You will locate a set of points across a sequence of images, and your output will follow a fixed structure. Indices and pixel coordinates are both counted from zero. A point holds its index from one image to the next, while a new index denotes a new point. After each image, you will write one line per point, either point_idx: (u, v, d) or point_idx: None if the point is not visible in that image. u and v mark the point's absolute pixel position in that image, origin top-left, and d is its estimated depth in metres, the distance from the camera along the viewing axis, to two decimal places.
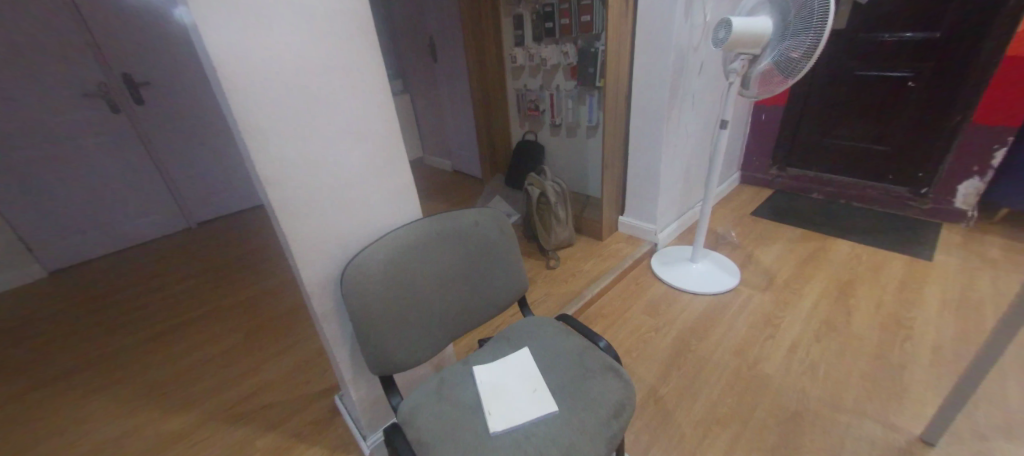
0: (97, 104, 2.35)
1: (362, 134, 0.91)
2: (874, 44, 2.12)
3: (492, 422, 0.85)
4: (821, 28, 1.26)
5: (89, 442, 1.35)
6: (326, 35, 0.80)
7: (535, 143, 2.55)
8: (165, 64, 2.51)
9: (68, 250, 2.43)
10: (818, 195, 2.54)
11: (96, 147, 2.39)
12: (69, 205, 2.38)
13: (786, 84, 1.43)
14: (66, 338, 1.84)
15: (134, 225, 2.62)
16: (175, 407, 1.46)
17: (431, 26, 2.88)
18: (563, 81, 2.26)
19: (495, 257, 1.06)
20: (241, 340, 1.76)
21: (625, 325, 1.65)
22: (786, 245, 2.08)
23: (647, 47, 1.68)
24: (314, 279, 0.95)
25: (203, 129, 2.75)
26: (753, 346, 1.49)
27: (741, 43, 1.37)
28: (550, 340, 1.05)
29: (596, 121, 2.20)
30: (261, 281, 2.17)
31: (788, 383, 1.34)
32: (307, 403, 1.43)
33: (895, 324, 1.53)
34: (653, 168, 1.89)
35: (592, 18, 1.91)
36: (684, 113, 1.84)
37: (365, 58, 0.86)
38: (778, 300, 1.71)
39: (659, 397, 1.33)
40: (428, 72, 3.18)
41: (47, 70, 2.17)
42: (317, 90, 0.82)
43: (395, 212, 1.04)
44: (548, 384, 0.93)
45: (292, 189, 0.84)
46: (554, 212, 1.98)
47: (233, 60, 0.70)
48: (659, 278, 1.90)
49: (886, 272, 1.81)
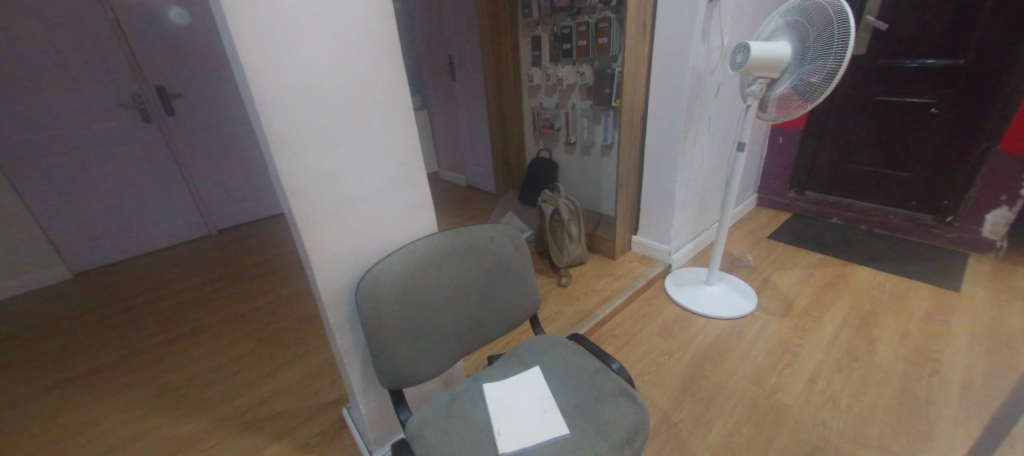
0: (132, 114, 2.47)
1: (385, 149, 0.94)
2: (894, 70, 2.11)
3: (501, 441, 0.84)
4: (841, 53, 1.26)
5: (104, 443, 1.37)
6: (355, 55, 0.83)
7: (549, 161, 2.57)
8: (196, 77, 2.63)
9: (94, 253, 2.52)
10: (838, 221, 2.48)
11: (128, 155, 2.50)
12: (98, 210, 2.48)
13: (804, 108, 1.42)
14: (82, 341, 1.88)
15: (158, 231, 2.71)
16: (186, 412, 1.47)
17: (451, 46, 2.97)
18: (578, 100, 2.29)
19: (507, 272, 1.06)
20: (255, 346, 1.79)
21: (638, 346, 1.62)
22: (804, 271, 2.03)
23: (664, 70, 1.70)
24: (330, 290, 0.96)
25: (228, 140, 2.84)
26: (770, 375, 1.44)
27: (759, 67, 1.37)
28: (561, 359, 1.03)
29: (611, 140, 2.22)
30: (277, 289, 2.22)
31: (808, 414, 1.29)
32: (316, 413, 1.43)
33: (921, 357, 1.48)
34: (668, 190, 1.88)
35: (609, 40, 1.95)
36: (699, 135, 1.84)
37: (389, 74, 0.89)
38: (797, 326, 1.67)
39: (672, 423, 1.30)
40: (447, 89, 3.27)
41: (87, 81, 2.30)
42: (343, 106, 0.85)
43: (412, 226, 1.05)
44: (560, 405, 0.92)
45: (314, 200, 0.87)
46: (567, 229, 1.98)
47: (266, 76, 0.74)
48: (673, 300, 1.87)
49: (911, 302, 1.76)
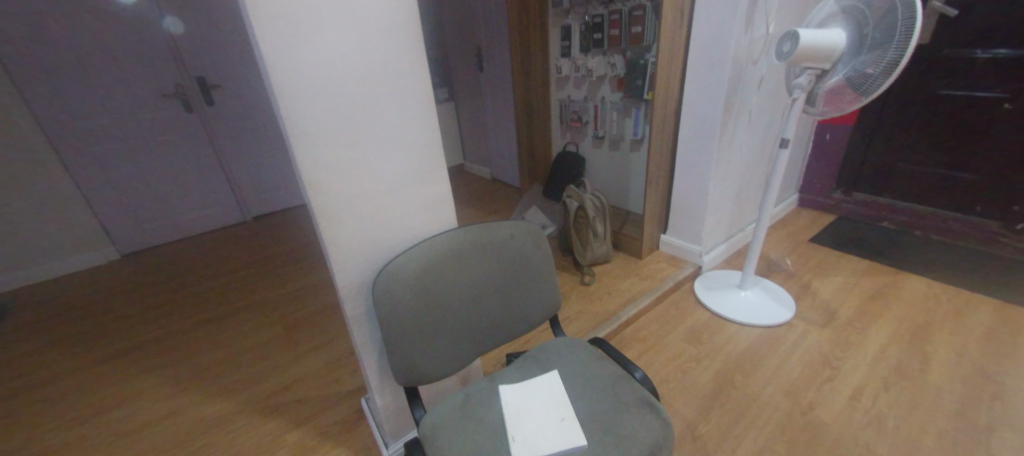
0: (175, 104, 2.57)
1: (405, 142, 0.91)
2: (963, 61, 1.91)
3: (514, 448, 0.81)
4: (905, 42, 1.13)
5: (141, 418, 1.44)
6: (377, 45, 0.81)
7: (576, 155, 2.50)
8: (233, 68, 2.71)
9: (139, 236, 2.66)
10: (890, 224, 2.28)
11: (171, 143, 2.61)
12: (142, 195, 2.60)
13: (858, 102, 1.30)
14: (122, 320, 1.98)
15: (196, 216, 2.83)
16: (216, 393, 1.53)
17: (479, 36, 2.93)
18: (608, 92, 2.21)
19: (527, 271, 1.02)
20: (281, 332, 1.84)
21: (663, 351, 1.55)
22: (848, 278, 1.89)
23: (702, 61, 1.59)
24: (348, 282, 0.95)
25: (260, 130, 2.92)
26: (808, 389, 1.35)
27: (808, 56, 1.25)
28: (581, 364, 0.99)
29: (642, 134, 2.13)
30: (303, 277, 2.27)
31: (849, 434, 1.20)
32: (335, 401, 1.45)
33: (980, 378, 1.34)
34: (701, 188, 1.79)
35: (643, 29, 1.85)
36: (738, 130, 1.73)
37: (411, 64, 0.86)
38: (839, 337, 1.55)
39: (697, 435, 1.23)
40: (474, 81, 3.23)
41: (133, 72, 2.41)
42: (364, 97, 0.82)
43: (432, 221, 1.03)
44: (578, 413, 0.88)
45: (334, 193, 0.85)
46: (592, 226, 1.91)
47: (285, 64, 0.72)
48: (702, 304, 1.78)
49: (971, 317, 1.60)
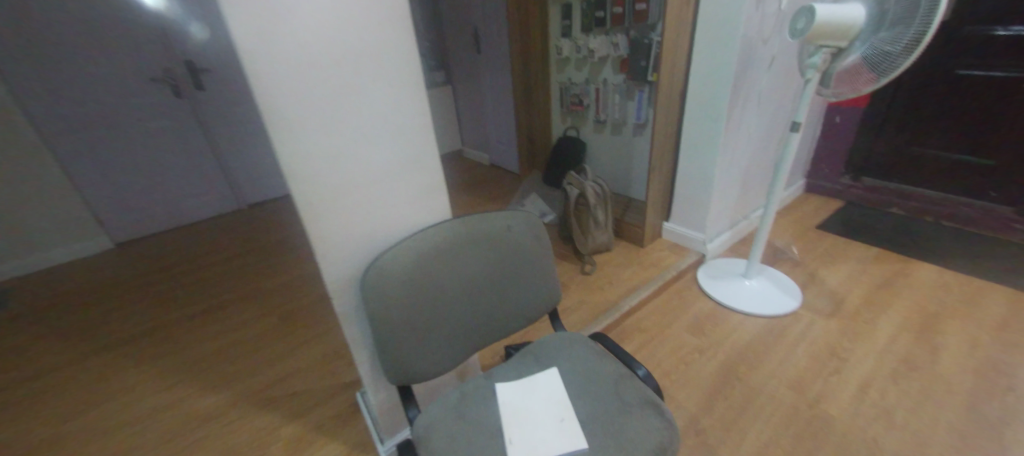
0: (164, 89, 2.48)
1: (395, 128, 0.85)
2: (983, 39, 1.83)
3: (512, 451, 0.77)
4: (929, 17, 1.05)
5: (133, 412, 1.41)
6: (362, 21, 0.74)
7: (577, 139, 2.43)
8: (224, 51, 2.60)
9: (131, 224, 2.60)
10: (897, 211, 2.22)
11: (160, 130, 2.54)
12: (133, 183, 2.54)
13: (875, 83, 1.22)
14: (115, 311, 1.94)
15: (189, 204, 2.77)
16: (210, 385, 1.50)
17: (477, 16, 2.81)
18: (610, 74, 2.13)
19: (525, 264, 0.97)
20: (276, 322, 1.81)
21: (666, 342, 1.52)
22: (856, 267, 1.84)
23: (711, 40, 1.51)
24: (336, 277, 0.90)
25: (252, 116, 2.84)
26: (814, 381, 1.32)
27: (825, 33, 1.18)
28: (582, 362, 0.95)
29: (645, 118, 2.06)
30: (298, 267, 2.23)
31: (857, 428, 1.17)
32: (331, 394, 1.42)
33: (992, 370, 1.31)
34: (706, 174, 1.73)
35: (648, 6, 1.76)
36: (746, 113, 1.66)
37: (398, 43, 0.79)
38: (846, 328, 1.52)
39: (700, 429, 1.20)
40: (472, 63, 3.12)
41: (118, 55, 2.31)
42: (348, 79, 0.76)
43: (424, 212, 0.98)
44: (578, 414, 0.84)
45: (317, 184, 0.80)
46: (593, 213, 1.86)
47: (257, 42, 0.65)
48: (706, 293, 1.74)
49: (982, 306, 1.56)
